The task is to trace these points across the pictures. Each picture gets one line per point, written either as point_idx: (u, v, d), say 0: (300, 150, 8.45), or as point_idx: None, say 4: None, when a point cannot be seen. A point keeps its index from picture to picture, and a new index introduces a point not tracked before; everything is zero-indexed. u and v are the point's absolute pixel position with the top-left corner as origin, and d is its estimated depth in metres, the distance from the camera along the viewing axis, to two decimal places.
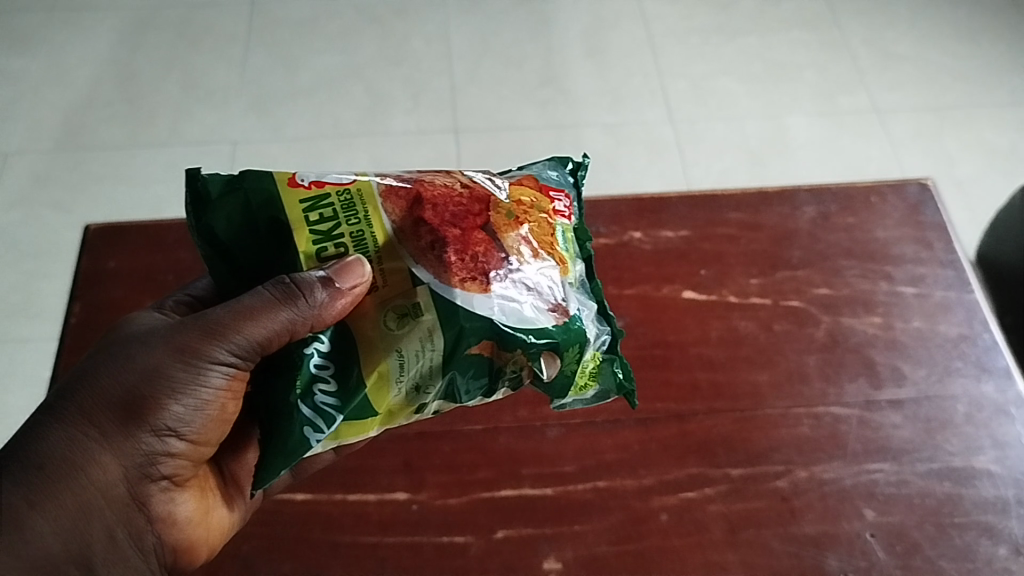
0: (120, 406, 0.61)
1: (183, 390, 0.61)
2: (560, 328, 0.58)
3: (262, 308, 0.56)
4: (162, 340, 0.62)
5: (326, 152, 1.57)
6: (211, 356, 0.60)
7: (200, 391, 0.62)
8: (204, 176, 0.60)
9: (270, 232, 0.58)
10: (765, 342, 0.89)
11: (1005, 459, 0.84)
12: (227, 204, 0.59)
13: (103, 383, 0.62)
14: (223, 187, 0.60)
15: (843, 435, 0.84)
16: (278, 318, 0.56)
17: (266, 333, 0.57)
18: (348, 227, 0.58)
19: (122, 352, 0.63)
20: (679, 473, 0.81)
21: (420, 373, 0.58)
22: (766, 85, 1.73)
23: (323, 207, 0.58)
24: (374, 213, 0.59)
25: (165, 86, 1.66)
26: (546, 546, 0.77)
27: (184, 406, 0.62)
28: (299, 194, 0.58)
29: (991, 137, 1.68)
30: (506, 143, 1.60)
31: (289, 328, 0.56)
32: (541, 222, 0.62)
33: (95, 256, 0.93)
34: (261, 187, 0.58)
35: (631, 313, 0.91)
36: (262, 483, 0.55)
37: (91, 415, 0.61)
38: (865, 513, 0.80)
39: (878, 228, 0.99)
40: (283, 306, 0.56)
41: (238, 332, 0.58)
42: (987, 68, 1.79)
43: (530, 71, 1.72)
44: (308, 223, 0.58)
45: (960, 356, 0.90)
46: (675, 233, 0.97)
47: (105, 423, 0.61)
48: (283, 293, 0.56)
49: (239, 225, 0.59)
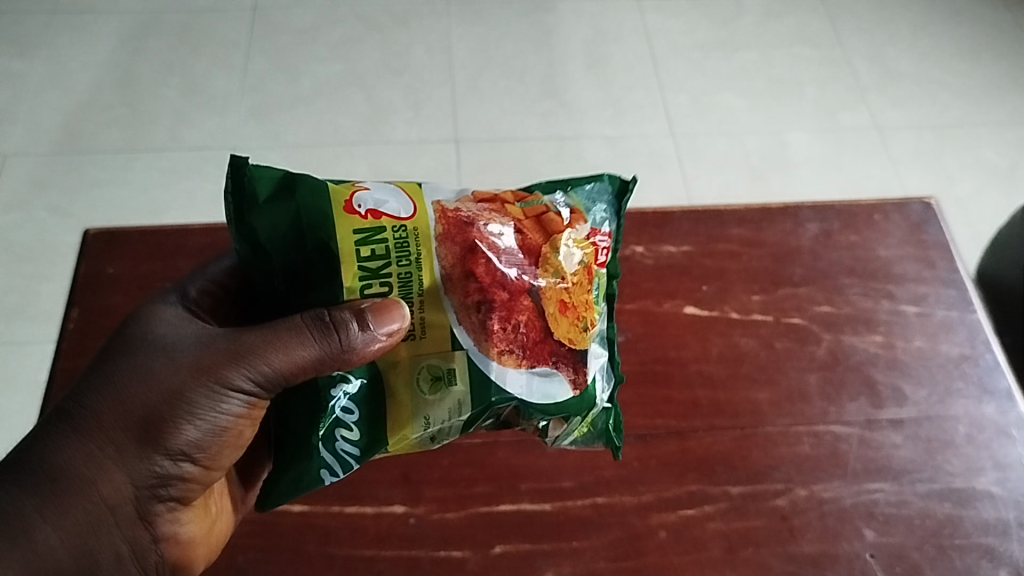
0: (135, 423, 0.61)
1: (201, 415, 0.61)
2: (575, 399, 0.63)
3: (292, 341, 0.56)
4: (184, 354, 0.61)
5: (326, 160, 1.57)
6: (231, 381, 0.60)
7: (218, 416, 0.62)
8: (253, 174, 0.58)
9: (313, 251, 0.58)
10: (766, 360, 0.89)
11: (1006, 480, 0.83)
12: (276, 212, 0.58)
13: (120, 395, 0.61)
14: (272, 193, 0.58)
15: (843, 455, 0.83)
16: (307, 353, 0.56)
17: (291, 366, 0.57)
18: (396, 268, 0.59)
19: (141, 362, 0.62)
20: (678, 490, 0.80)
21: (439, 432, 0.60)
22: (768, 101, 1.73)
23: (377, 242, 0.58)
24: (426, 257, 0.59)
25: (166, 90, 1.65)
26: (543, 562, 0.76)
27: (201, 429, 0.62)
28: (354, 223, 0.58)
29: (991, 155, 1.69)
30: (506, 154, 1.60)
31: (316, 364, 0.57)
32: (582, 283, 0.64)
33: (93, 261, 0.92)
34: (315, 206, 0.58)
35: (632, 328, 0.90)
36: (270, 504, 0.61)
37: (107, 430, 0.61)
38: (865, 533, 0.79)
39: (879, 247, 0.99)
40: (315, 342, 0.56)
41: (263, 360, 0.58)
42: (987, 86, 1.80)
43: (532, 83, 1.72)
44: (356, 253, 0.58)
45: (961, 376, 0.89)
46: (676, 248, 0.96)
47: (120, 440, 0.61)
48: (317, 328, 0.56)
49: (282, 235, 0.58)
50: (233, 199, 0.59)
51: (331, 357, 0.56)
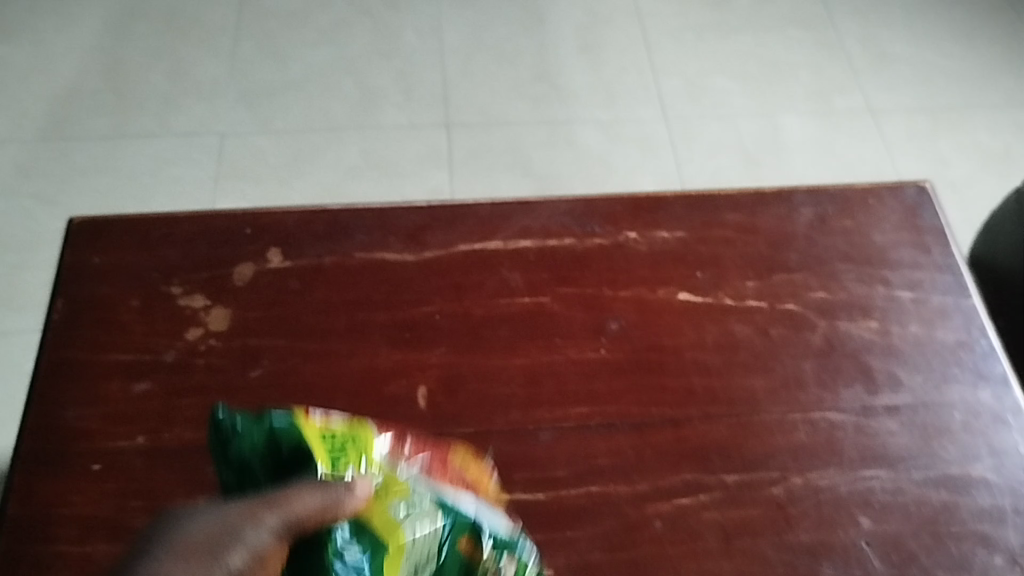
0: (199, 549, 0.51)
1: (256, 545, 0.53)
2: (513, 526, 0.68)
3: (297, 497, 0.56)
4: (205, 512, 0.55)
5: (316, 146, 1.55)
6: (269, 523, 0.54)
7: (269, 551, 0.53)
8: (228, 415, 0.68)
9: (285, 457, 0.65)
10: (761, 347, 0.88)
11: (1001, 467, 0.83)
12: (253, 427, 0.67)
13: (168, 539, 0.52)
14: (247, 422, 0.67)
15: (839, 443, 0.83)
16: (313, 504, 0.56)
17: (307, 513, 0.56)
18: (352, 452, 0.67)
19: (166, 526, 0.53)
20: (673, 479, 0.80)
21: (421, 522, 0.63)
22: (761, 85, 1.72)
23: (333, 434, 0.68)
24: (373, 455, 0.69)
25: (153, 75, 1.63)
26: (537, 552, 0.75)
27: (260, 552, 0.53)
28: (314, 424, 0.69)
29: (984, 138, 1.68)
30: (498, 139, 1.59)
31: (321, 517, 0.56)
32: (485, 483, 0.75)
33: (80, 252, 0.91)
34: (283, 418, 0.67)
35: (626, 315, 0.89)
36: None
37: (172, 554, 0.50)
38: (861, 521, 0.79)
39: (875, 232, 0.98)
40: (315, 493, 0.56)
41: (284, 506, 0.55)
42: (981, 69, 1.79)
43: (523, 67, 1.70)
44: (325, 446, 0.67)
45: (957, 363, 0.89)
46: (670, 234, 0.95)
47: (192, 559, 0.50)
48: (310, 488, 0.57)
49: (261, 445, 0.66)
50: (217, 437, 0.68)
51: (335, 509, 0.57)
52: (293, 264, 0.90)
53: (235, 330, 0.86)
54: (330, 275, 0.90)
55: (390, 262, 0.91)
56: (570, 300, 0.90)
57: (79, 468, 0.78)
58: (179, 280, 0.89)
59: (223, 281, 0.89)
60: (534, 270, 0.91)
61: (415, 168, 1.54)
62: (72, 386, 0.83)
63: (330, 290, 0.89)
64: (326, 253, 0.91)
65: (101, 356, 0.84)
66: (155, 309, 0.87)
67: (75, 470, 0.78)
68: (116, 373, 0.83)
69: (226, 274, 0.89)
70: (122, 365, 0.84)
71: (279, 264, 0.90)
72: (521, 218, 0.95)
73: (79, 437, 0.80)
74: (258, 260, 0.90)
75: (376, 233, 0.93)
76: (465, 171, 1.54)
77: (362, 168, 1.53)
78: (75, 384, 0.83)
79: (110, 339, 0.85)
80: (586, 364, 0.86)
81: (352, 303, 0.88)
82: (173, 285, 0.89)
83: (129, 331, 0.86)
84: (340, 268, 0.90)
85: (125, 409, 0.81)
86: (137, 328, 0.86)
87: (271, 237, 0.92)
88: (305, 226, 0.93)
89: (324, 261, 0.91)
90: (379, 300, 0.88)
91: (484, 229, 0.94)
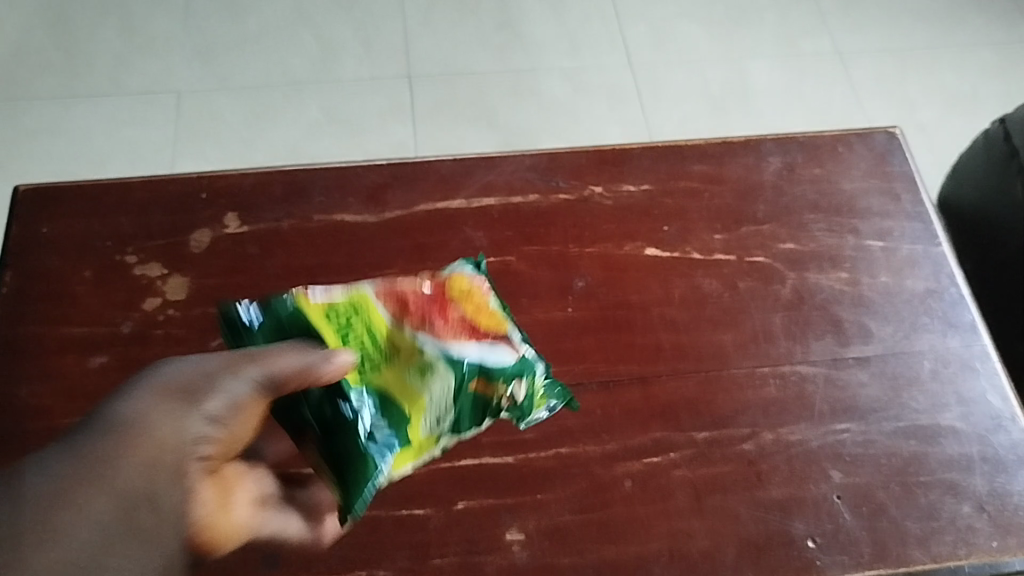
0: (172, 386, 0.53)
1: (230, 385, 0.53)
2: (518, 359, 0.67)
3: (281, 351, 0.56)
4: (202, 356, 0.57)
5: (275, 102, 1.51)
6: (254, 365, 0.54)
7: (247, 390, 0.53)
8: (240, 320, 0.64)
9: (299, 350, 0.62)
10: (729, 300, 0.87)
11: (970, 415, 0.83)
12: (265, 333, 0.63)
13: (148, 379, 0.54)
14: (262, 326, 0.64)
15: (809, 396, 0.82)
16: (293, 361, 0.55)
17: (293, 366, 0.55)
18: (362, 337, 0.64)
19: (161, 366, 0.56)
20: (643, 437, 0.79)
21: (435, 398, 0.63)
22: (728, 29, 1.69)
23: (343, 319, 0.65)
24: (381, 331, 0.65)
25: (103, 32, 1.58)
26: (508, 516, 0.75)
27: (230, 394, 0.53)
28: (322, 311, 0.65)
29: (952, 80, 1.67)
30: (461, 91, 1.55)
31: (305, 371, 0.55)
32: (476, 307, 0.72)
33: (28, 223, 0.88)
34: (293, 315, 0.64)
35: (593, 272, 0.88)
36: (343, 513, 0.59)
37: (142, 391, 0.53)
38: (831, 475, 0.79)
39: (843, 180, 0.96)
40: (290, 351, 0.56)
41: (270, 356, 0.55)
42: (949, 9, 1.77)
43: (486, 15, 1.66)
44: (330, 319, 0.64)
45: (926, 312, 0.88)
46: (637, 187, 0.93)
47: (157, 395, 0.52)
48: (295, 347, 0.57)
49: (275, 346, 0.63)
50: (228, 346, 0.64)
51: (313, 370, 0.55)
52: (250, 229, 0.88)
53: (192, 299, 0.84)
54: (289, 239, 0.87)
55: (351, 224, 0.89)
56: (535, 258, 0.88)
57: (35, 447, 0.76)
58: (134, 249, 0.86)
59: (179, 249, 0.86)
60: (499, 228, 0.89)
61: (378, 124, 1.50)
62: (25, 362, 0.80)
63: (290, 254, 0.86)
64: (284, 217, 0.89)
65: (54, 330, 0.82)
66: (109, 280, 0.85)
67: (31, 448, 0.76)
68: (71, 347, 0.81)
69: (182, 241, 0.87)
70: (76, 339, 0.81)
71: (236, 230, 0.88)
72: (484, 175, 0.92)
73: (33, 414, 0.78)
74: (214, 226, 0.88)
75: (336, 194, 0.90)
76: (429, 125, 1.51)
77: (323, 125, 1.50)
78: (29, 359, 0.80)
79: (63, 312, 0.83)
80: (554, 324, 0.84)
81: (313, 268, 0.86)
82: (128, 254, 0.86)
83: (83, 303, 0.83)
84: (299, 232, 0.88)
85: (81, 384, 0.79)
86: (91, 300, 0.83)
87: (227, 202, 0.89)
88: (261, 189, 0.90)
89: (282, 224, 0.88)
90: (341, 263, 0.86)
91: (447, 187, 0.91)
